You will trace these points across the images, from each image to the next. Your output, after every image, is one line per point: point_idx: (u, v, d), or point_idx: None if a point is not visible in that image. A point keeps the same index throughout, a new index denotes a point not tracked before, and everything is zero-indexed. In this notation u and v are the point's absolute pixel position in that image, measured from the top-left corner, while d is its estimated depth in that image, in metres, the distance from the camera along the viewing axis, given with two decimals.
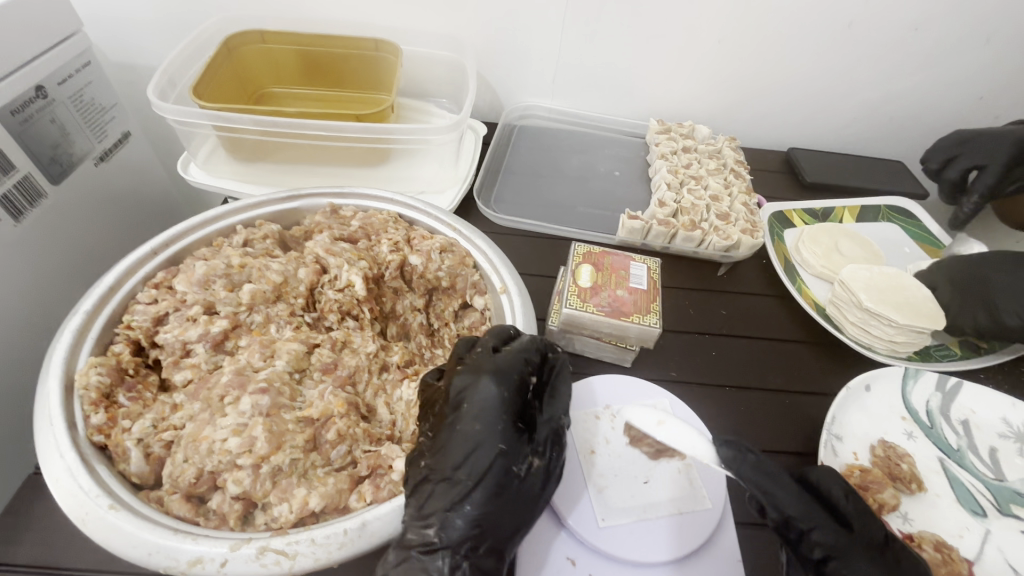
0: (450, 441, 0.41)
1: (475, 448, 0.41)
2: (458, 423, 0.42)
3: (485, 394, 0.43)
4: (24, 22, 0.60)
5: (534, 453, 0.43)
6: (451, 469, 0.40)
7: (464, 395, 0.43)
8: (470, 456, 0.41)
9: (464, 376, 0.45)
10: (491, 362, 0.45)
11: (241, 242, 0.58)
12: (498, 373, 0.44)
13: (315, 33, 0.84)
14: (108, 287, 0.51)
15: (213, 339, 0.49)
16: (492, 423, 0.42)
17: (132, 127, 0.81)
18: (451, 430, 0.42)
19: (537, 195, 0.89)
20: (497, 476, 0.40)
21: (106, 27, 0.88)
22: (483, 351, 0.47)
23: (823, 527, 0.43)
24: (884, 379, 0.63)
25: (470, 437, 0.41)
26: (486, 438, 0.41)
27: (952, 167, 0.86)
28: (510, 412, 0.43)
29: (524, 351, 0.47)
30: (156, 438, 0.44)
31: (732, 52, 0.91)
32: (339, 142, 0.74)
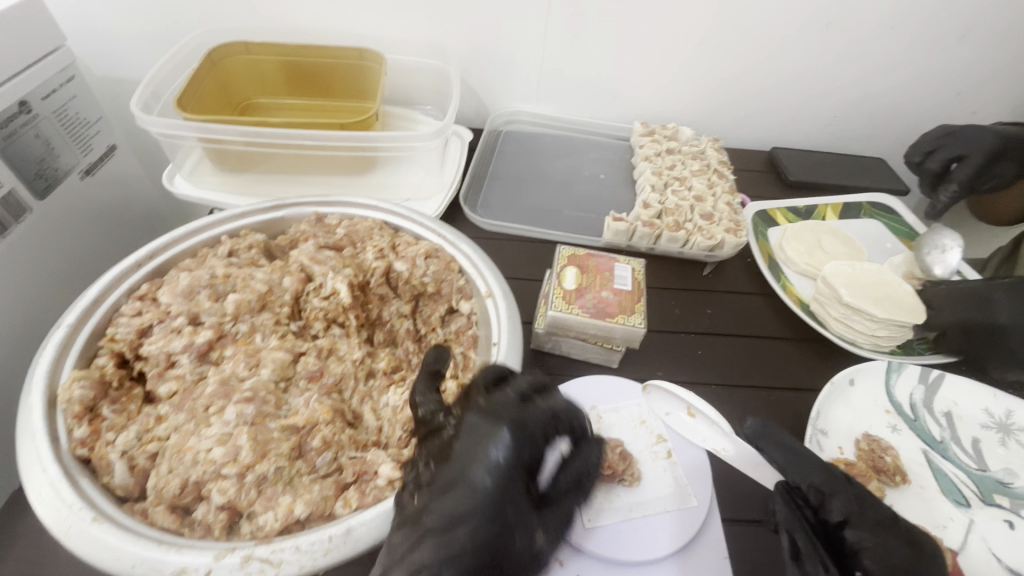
0: (452, 493, 0.40)
1: (478, 509, 0.39)
2: (467, 475, 0.41)
3: (503, 454, 0.41)
4: (7, 39, 0.60)
5: (540, 532, 0.42)
6: (449, 523, 0.39)
7: (477, 448, 0.42)
8: (468, 516, 0.39)
9: (483, 425, 0.43)
10: (520, 416, 0.43)
11: (226, 252, 0.59)
12: (523, 433, 0.42)
13: (298, 44, 0.84)
14: (91, 300, 0.51)
15: (198, 350, 0.49)
16: (504, 485, 0.40)
17: (118, 140, 0.81)
18: (458, 478, 0.41)
19: (521, 200, 0.89)
20: (496, 542, 0.39)
21: (91, 41, 0.88)
22: (508, 397, 0.45)
23: (842, 494, 0.45)
24: (868, 373, 0.64)
25: (475, 494, 0.40)
26: (492, 502, 0.40)
27: (933, 159, 0.86)
28: (524, 471, 0.42)
29: (555, 408, 0.45)
30: (141, 450, 0.43)
31: (714, 55, 0.92)
32: (323, 150, 0.74)
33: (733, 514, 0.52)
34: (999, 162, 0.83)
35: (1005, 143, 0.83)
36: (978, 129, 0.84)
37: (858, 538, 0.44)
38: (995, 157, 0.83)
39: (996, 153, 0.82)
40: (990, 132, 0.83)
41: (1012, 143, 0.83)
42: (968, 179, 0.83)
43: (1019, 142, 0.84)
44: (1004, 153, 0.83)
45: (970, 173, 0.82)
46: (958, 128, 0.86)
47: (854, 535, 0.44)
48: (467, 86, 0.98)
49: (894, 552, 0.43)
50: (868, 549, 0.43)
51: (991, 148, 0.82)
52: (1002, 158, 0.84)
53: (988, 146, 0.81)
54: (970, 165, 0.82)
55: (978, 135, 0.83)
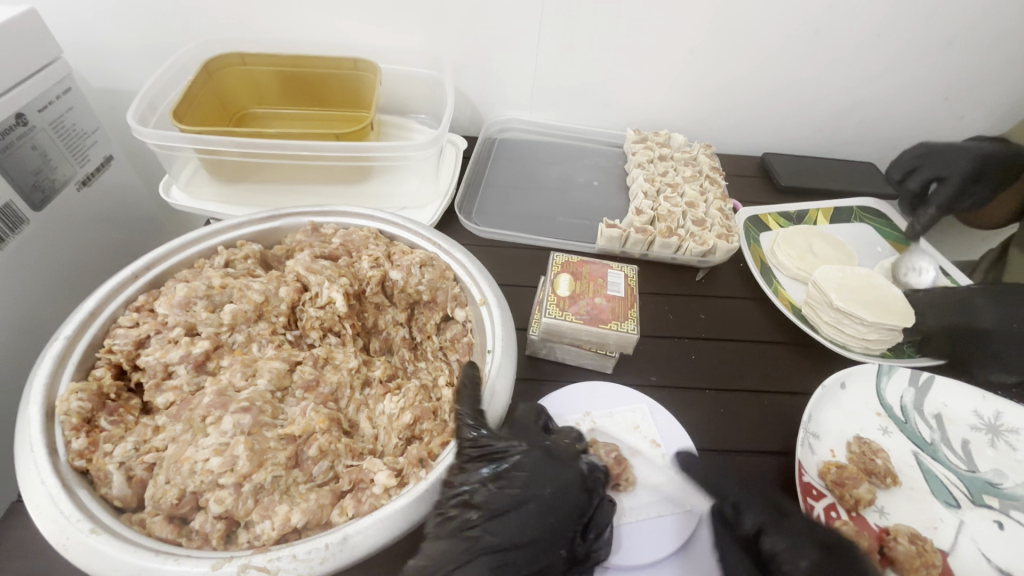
0: (513, 518, 0.44)
1: (539, 539, 0.44)
2: (529, 505, 0.45)
3: (568, 496, 0.46)
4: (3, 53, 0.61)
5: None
6: (507, 546, 0.43)
7: (541, 484, 0.46)
8: (527, 544, 0.43)
9: (548, 466, 0.47)
10: (583, 464, 0.48)
11: (223, 262, 0.59)
12: (587, 478, 0.47)
13: (293, 54, 0.85)
14: (89, 311, 0.51)
15: (195, 360, 0.50)
16: (565, 527, 0.45)
17: (114, 151, 0.82)
18: (522, 505, 0.44)
19: (516, 207, 0.90)
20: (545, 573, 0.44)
21: (87, 52, 0.89)
22: (568, 448, 0.49)
23: (751, 503, 0.48)
24: (859, 376, 0.65)
25: (539, 524, 0.44)
26: (553, 537, 0.44)
27: (914, 179, 0.89)
28: (584, 510, 0.46)
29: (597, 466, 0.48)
30: (138, 461, 0.44)
31: (705, 63, 0.94)
32: (318, 160, 0.75)
33: None
34: (977, 183, 0.86)
35: (983, 164, 0.86)
36: (957, 150, 0.87)
37: (772, 544, 0.46)
38: (973, 178, 0.86)
39: (974, 173, 0.85)
40: (968, 153, 0.86)
41: (989, 164, 0.86)
42: (948, 200, 0.86)
43: (997, 161, 0.86)
44: (982, 174, 0.86)
45: (949, 193, 0.85)
46: (937, 150, 0.89)
47: (769, 543, 0.46)
48: (461, 95, 0.99)
49: (805, 552, 0.45)
50: (784, 552, 0.45)
51: (968, 169, 0.85)
52: (980, 178, 0.86)
53: (965, 169, 0.84)
54: (949, 186, 0.85)
55: (956, 156, 0.87)
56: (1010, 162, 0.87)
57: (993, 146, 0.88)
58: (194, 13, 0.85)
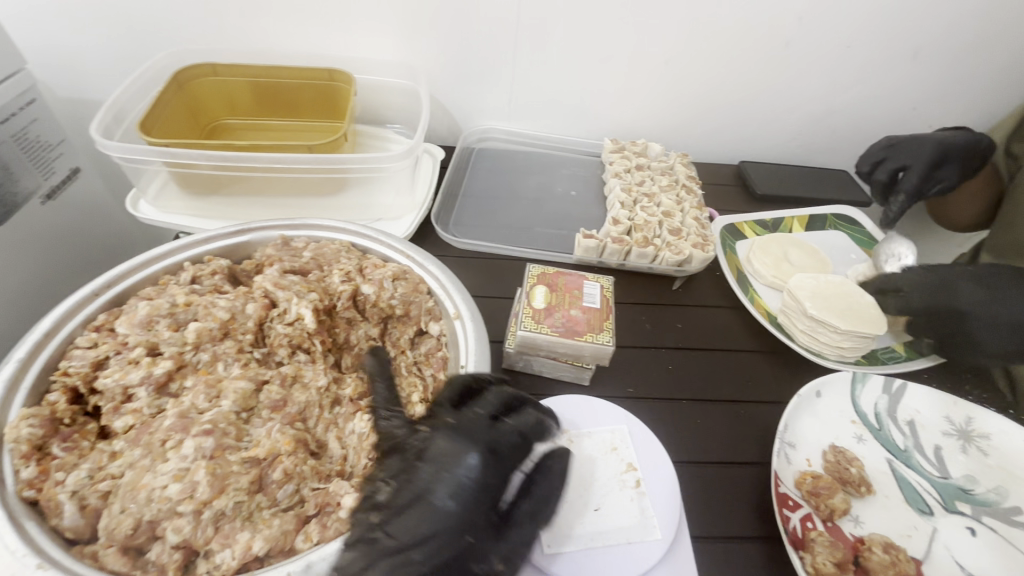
0: (411, 513, 0.43)
1: (440, 530, 0.42)
2: (429, 496, 0.44)
3: (467, 471, 0.45)
4: None
5: (499, 558, 0.43)
6: (406, 544, 0.42)
7: (444, 465, 0.45)
8: (427, 538, 0.42)
9: (452, 444, 0.46)
10: (485, 434, 0.47)
11: (189, 279, 0.58)
12: (489, 450, 0.46)
13: (266, 65, 0.84)
14: (44, 332, 0.49)
15: (156, 381, 0.48)
16: (465, 507, 0.43)
17: (80, 163, 0.85)
18: (422, 497, 0.44)
19: (494, 218, 0.90)
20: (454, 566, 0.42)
21: (51, 60, 0.86)
22: (479, 417, 0.48)
23: None
24: (834, 387, 0.65)
25: (439, 512, 0.43)
26: (455, 522, 0.43)
27: (881, 169, 0.89)
28: (487, 491, 0.45)
29: (520, 430, 0.49)
30: (92, 489, 0.42)
31: (678, 72, 0.94)
32: (292, 173, 0.74)
33: (703, 531, 0.54)
34: (942, 168, 0.87)
35: (947, 149, 0.86)
36: (919, 138, 0.88)
37: None
38: (937, 164, 0.86)
39: (937, 159, 0.86)
40: (930, 139, 0.87)
41: (953, 149, 0.86)
42: (914, 189, 0.86)
43: (960, 147, 0.87)
44: (947, 158, 0.86)
45: (915, 182, 0.86)
46: (901, 138, 0.90)
47: None
48: (439, 105, 0.98)
49: None
50: None
51: (931, 155, 0.85)
52: (944, 163, 0.87)
53: (928, 155, 0.85)
54: (914, 175, 0.86)
55: (919, 143, 0.87)
56: (973, 147, 0.88)
57: (957, 134, 0.89)
58: (166, 22, 0.84)
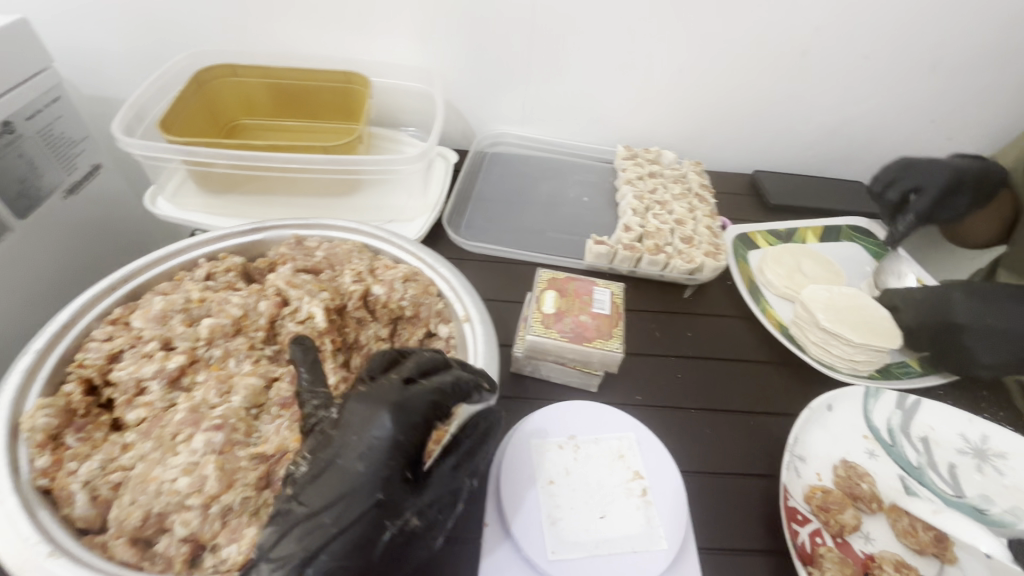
0: (323, 479, 0.41)
1: (350, 493, 0.40)
2: (340, 460, 0.41)
3: (378, 432, 0.41)
4: None
5: (415, 513, 0.42)
6: (318, 508, 0.40)
7: (354, 429, 0.42)
8: (340, 500, 0.40)
9: (363, 407, 0.42)
10: (396, 394, 0.43)
11: (204, 275, 0.59)
12: (400, 410, 0.42)
13: (285, 67, 0.86)
14: (62, 324, 0.50)
15: (169, 375, 0.49)
16: (376, 470, 0.40)
17: (102, 159, 0.88)
18: (331, 464, 0.41)
19: (505, 222, 0.90)
20: (366, 528, 0.40)
21: (77, 60, 0.89)
22: (392, 381, 0.44)
23: None
24: (845, 398, 0.64)
25: (350, 476, 0.40)
26: (364, 486, 0.40)
27: (893, 189, 0.87)
28: (401, 454, 0.41)
29: (437, 388, 0.44)
30: (104, 480, 0.42)
31: (693, 83, 0.95)
32: (306, 173, 0.76)
33: (711, 543, 0.53)
34: (954, 195, 0.85)
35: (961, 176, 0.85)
36: (936, 161, 0.86)
37: None
38: (950, 190, 0.84)
39: (952, 185, 0.84)
40: (947, 164, 0.85)
41: (967, 175, 0.85)
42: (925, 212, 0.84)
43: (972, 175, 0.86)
44: (960, 185, 0.85)
45: (927, 206, 0.84)
46: (916, 160, 0.87)
47: None
48: (453, 109, 0.99)
49: None
50: None
51: (948, 181, 0.83)
52: (957, 191, 0.85)
53: (944, 180, 0.83)
54: (926, 198, 0.84)
55: (935, 167, 0.85)
56: (983, 175, 0.87)
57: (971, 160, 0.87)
58: (188, 23, 0.85)
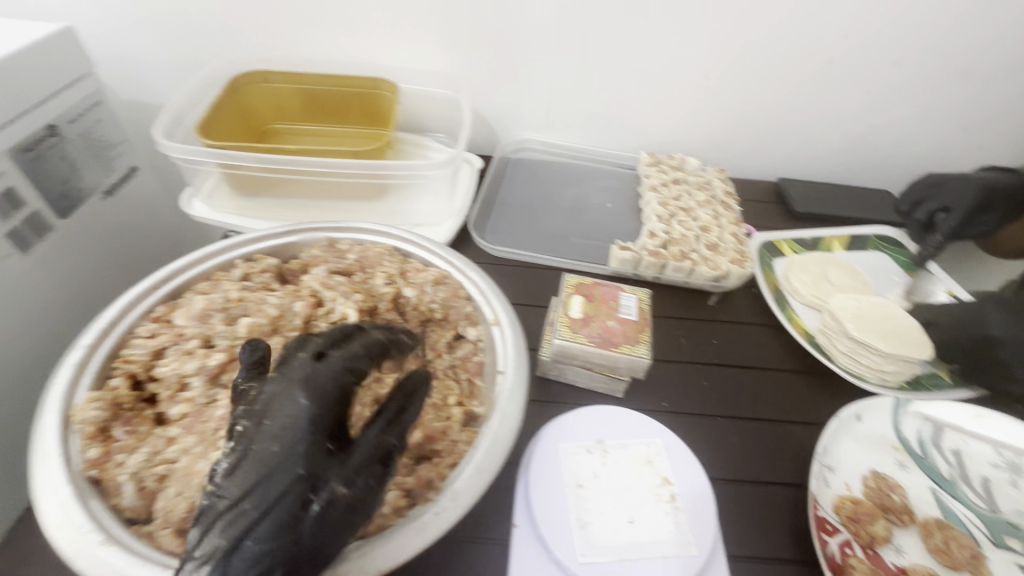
0: (240, 464, 0.38)
1: (266, 475, 0.37)
2: (255, 441, 0.38)
3: (291, 407, 0.39)
4: (37, 69, 0.69)
5: (341, 481, 0.38)
6: (235, 497, 0.37)
7: (269, 408, 0.40)
8: (256, 483, 0.37)
9: (275, 385, 0.41)
10: (305, 369, 0.42)
11: (241, 276, 0.60)
12: (310, 383, 0.41)
13: (317, 74, 0.88)
14: (109, 321, 0.52)
15: (210, 372, 0.50)
16: (291, 444, 0.38)
17: (138, 162, 0.91)
18: (246, 450, 0.38)
19: (529, 227, 0.91)
20: (290, 507, 0.36)
21: (117, 65, 0.92)
22: (303, 355, 0.43)
23: None
24: (874, 410, 0.64)
25: (262, 461, 0.37)
26: (279, 465, 0.37)
27: (920, 209, 0.88)
28: (315, 427, 0.39)
29: (345, 358, 0.43)
30: (150, 472, 0.44)
31: (717, 89, 0.95)
32: (338, 177, 0.77)
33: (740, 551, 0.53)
34: (983, 213, 0.86)
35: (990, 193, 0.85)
36: (964, 178, 0.86)
37: None
38: (979, 209, 0.85)
39: (980, 203, 0.84)
40: (976, 182, 0.85)
41: (997, 193, 0.85)
42: (953, 231, 0.85)
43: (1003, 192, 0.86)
44: (989, 204, 0.85)
45: (954, 225, 0.84)
46: (943, 179, 0.88)
47: None
48: (478, 115, 1.00)
49: None
50: None
51: (976, 200, 0.83)
52: (987, 209, 0.86)
53: (973, 201, 0.83)
54: (954, 218, 0.84)
55: (962, 185, 0.85)
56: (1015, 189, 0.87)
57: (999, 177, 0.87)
58: (223, 30, 0.88)
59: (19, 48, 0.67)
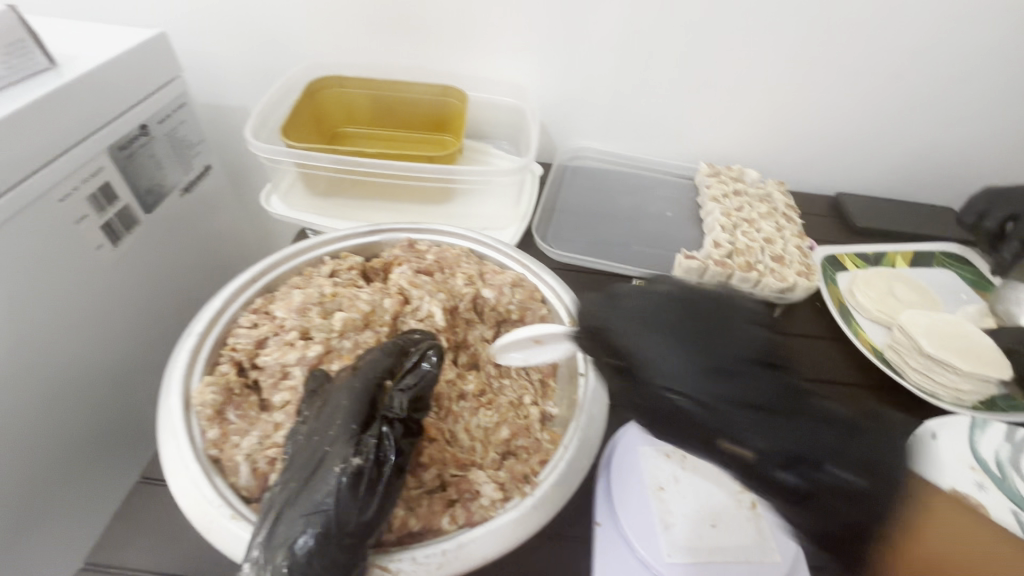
0: (294, 452, 0.43)
1: (304, 459, 0.41)
2: (304, 432, 0.44)
3: (333, 403, 0.44)
4: (135, 73, 0.74)
5: (358, 454, 0.40)
6: (284, 478, 0.41)
7: (321, 408, 0.45)
8: (298, 464, 0.41)
9: (327, 393, 0.47)
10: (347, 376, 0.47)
11: (329, 272, 0.63)
12: (348, 383, 0.45)
13: (389, 81, 0.91)
14: (215, 311, 0.56)
15: (310, 362, 0.52)
16: (324, 429, 0.43)
17: (212, 161, 0.95)
18: (299, 441, 0.44)
19: (589, 233, 0.92)
20: (318, 479, 0.39)
21: (198, 70, 0.97)
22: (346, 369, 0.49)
23: None
24: (950, 427, 0.64)
25: (305, 446, 0.42)
26: (314, 448, 0.42)
27: (987, 219, 0.85)
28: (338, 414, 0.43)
29: (372, 358, 0.48)
30: (263, 454, 0.46)
31: (778, 101, 0.95)
32: (412, 180, 0.81)
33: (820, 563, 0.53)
34: None
35: None
36: None
37: None
38: None
39: None
40: None
41: None
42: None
43: None
44: None
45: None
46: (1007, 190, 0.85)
47: None
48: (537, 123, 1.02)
49: None
50: None
51: None
52: None
53: None
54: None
55: None
56: None
57: None
58: (300, 35, 0.92)
59: (121, 51, 0.71)
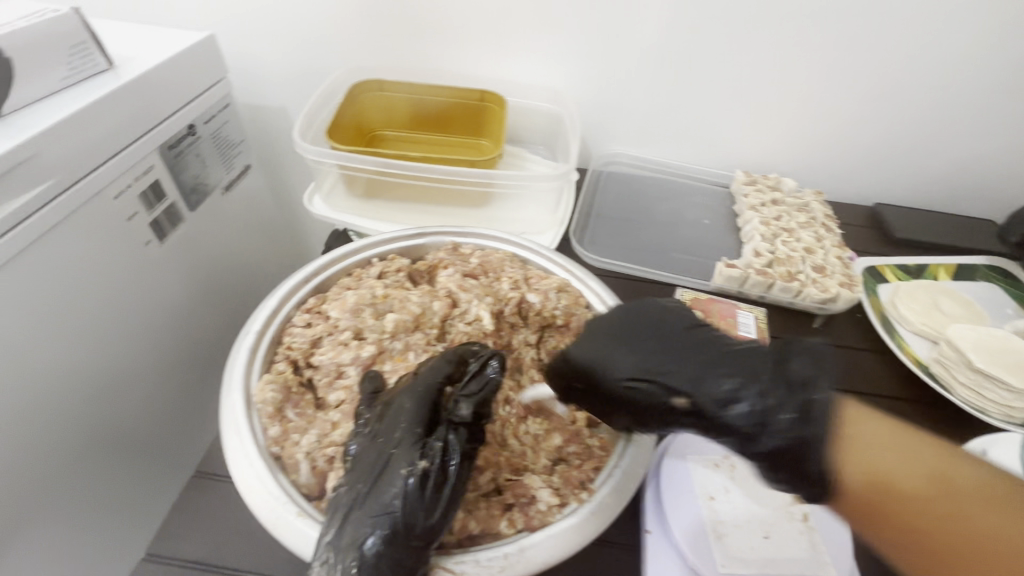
0: (358, 454, 0.44)
1: (369, 461, 0.42)
2: (368, 434, 0.44)
3: (396, 407, 0.45)
4: (187, 75, 0.76)
5: (423, 458, 0.41)
6: (350, 479, 0.42)
7: (383, 412, 0.45)
8: (363, 465, 0.42)
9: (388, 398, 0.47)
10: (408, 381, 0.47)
11: (378, 274, 0.64)
12: (411, 387, 0.46)
13: (429, 85, 0.92)
14: (271, 310, 0.57)
15: (363, 363, 0.53)
16: (389, 432, 0.43)
17: (252, 161, 0.97)
18: (363, 443, 0.44)
19: (625, 240, 0.92)
20: (386, 480, 0.40)
21: (241, 72, 0.99)
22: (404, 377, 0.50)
23: None
24: (1002, 445, 0.61)
25: (370, 449, 0.43)
26: (379, 451, 0.42)
27: None
28: (403, 419, 0.43)
29: (433, 363, 0.48)
30: (321, 453, 0.48)
31: (818, 110, 0.94)
32: (454, 183, 0.81)
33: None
34: None
35: None
36: None
37: None
38: None
39: None
40: None
41: None
42: None
43: None
44: None
45: None
46: None
47: None
48: None
49: None
50: None
51: None
52: None
53: None
54: None
55: None
56: None
57: None
58: (343, 38, 0.93)
59: (175, 53, 0.73)
